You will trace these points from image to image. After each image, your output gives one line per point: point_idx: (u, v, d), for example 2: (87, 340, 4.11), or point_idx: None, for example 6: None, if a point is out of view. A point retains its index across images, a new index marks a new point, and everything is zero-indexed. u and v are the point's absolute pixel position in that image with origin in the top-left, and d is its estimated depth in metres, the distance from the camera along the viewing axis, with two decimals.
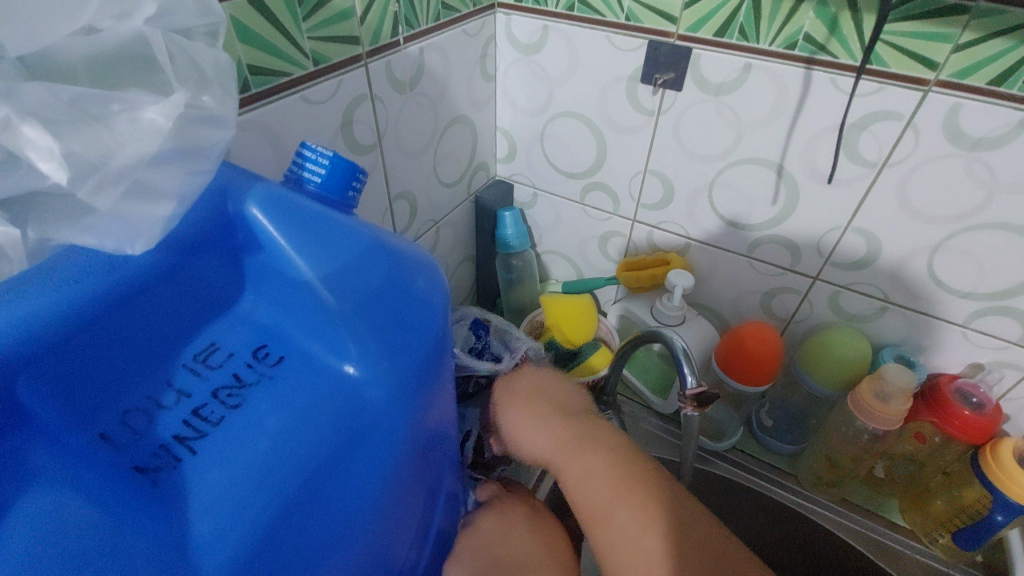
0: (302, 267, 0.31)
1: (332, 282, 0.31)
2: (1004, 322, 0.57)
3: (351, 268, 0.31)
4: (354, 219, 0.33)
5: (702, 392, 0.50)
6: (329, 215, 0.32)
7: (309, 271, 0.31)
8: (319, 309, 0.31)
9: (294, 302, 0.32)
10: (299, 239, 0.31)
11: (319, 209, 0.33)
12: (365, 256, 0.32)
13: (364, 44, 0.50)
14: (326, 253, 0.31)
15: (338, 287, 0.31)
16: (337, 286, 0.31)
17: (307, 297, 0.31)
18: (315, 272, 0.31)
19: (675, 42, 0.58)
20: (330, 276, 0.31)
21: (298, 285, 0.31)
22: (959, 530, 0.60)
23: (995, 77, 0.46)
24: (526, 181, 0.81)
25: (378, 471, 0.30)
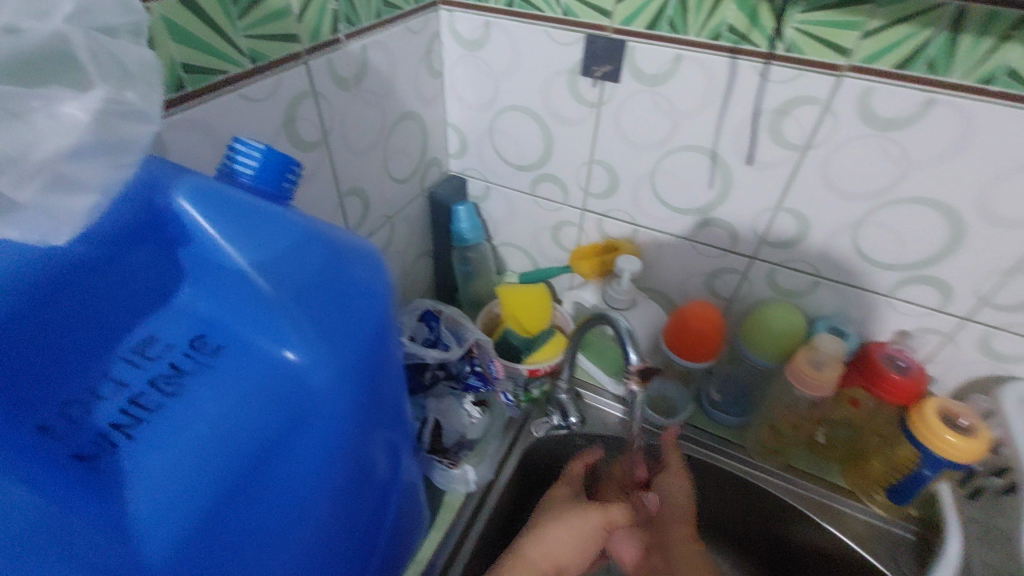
0: (235, 257, 0.32)
1: (270, 271, 0.32)
2: (925, 290, 0.61)
3: (288, 257, 0.32)
4: (291, 211, 0.34)
5: (645, 366, 0.53)
6: (261, 205, 0.33)
7: (242, 260, 0.32)
8: (255, 297, 0.32)
9: (229, 292, 0.32)
10: (234, 230, 0.32)
11: (251, 200, 0.33)
12: (299, 245, 0.32)
13: (303, 42, 0.51)
14: (263, 243, 0.32)
15: (276, 276, 0.32)
16: (272, 274, 0.32)
17: (242, 286, 0.32)
18: (249, 260, 0.32)
19: (610, 36, 0.60)
20: (266, 265, 0.32)
21: (234, 275, 0.32)
22: (896, 485, 0.64)
23: (900, 62, 0.49)
24: (478, 175, 0.82)
25: (320, 452, 0.32)
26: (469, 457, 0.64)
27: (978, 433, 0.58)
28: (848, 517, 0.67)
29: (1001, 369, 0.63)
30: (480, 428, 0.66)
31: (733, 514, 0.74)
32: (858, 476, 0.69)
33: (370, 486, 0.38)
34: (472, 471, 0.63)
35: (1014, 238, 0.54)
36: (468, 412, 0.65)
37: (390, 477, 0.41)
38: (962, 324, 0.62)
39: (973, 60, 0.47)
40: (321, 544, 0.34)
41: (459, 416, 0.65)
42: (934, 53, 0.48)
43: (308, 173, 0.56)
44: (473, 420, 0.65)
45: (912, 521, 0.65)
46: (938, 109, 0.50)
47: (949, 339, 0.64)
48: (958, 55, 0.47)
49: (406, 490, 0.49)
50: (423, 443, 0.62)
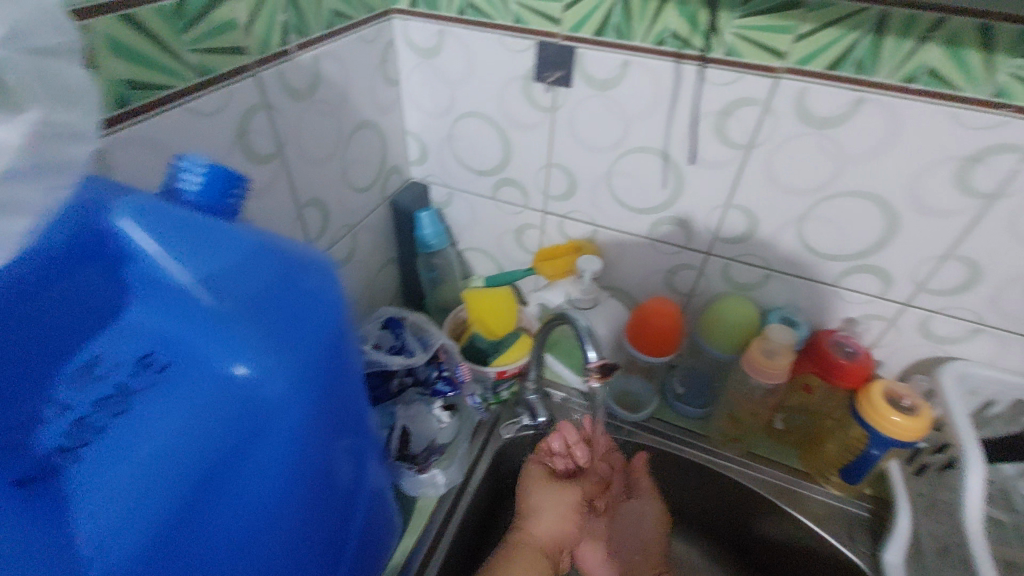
0: (178, 272, 0.31)
1: (215, 284, 0.31)
2: (867, 278, 0.64)
3: (235, 270, 0.32)
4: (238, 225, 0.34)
5: (605, 362, 0.54)
6: (206, 220, 0.33)
7: (185, 275, 0.31)
8: (201, 312, 0.31)
9: (175, 308, 0.32)
10: (178, 244, 0.32)
11: (196, 216, 0.33)
12: (246, 257, 0.32)
13: (252, 54, 0.51)
14: (208, 257, 0.32)
15: (221, 289, 0.31)
16: (218, 288, 0.31)
17: (187, 302, 0.31)
18: (192, 274, 0.31)
19: (560, 42, 0.61)
20: (211, 280, 0.31)
21: (178, 291, 0.32)
22: (847, 465, 0.67)
23: (831, 63, 0.52)
24: (440, 181, 0.83)
25: (273, 465, 0.32)
26: (439, 462, 0.64)
27: (920, 411, 0.61)
28: (808, 498, 0.69)
29: (940, 350, 0.67)
30: (451, 432, 0.66)
31: (700, 502, 0.76)
32: (813, 459, 0.72)
33: (336, 493, 0.38)
34: (440, 474, 0.63)
35: (943, 226, 0.57)
36: (438, 417, 0.65)
37: (358, 480, 0.42)
38: (903, 309, 0.65)
39: (897, 60, 0.50)
40: (282, 551, 0.35)
41: (429, 421, 0.65)
42: (861, 54, 0.51)
43: (264, 185, 0.56)
44: (443, 424, 0.65)
45: (865, 499, 0.69)
46: (868, 107, 0.53)
47: (892, 324, 0.67)
48: (883, 56, 0.50)
49: (377, 495, 0.49)
50: (390, 450, 0.62)
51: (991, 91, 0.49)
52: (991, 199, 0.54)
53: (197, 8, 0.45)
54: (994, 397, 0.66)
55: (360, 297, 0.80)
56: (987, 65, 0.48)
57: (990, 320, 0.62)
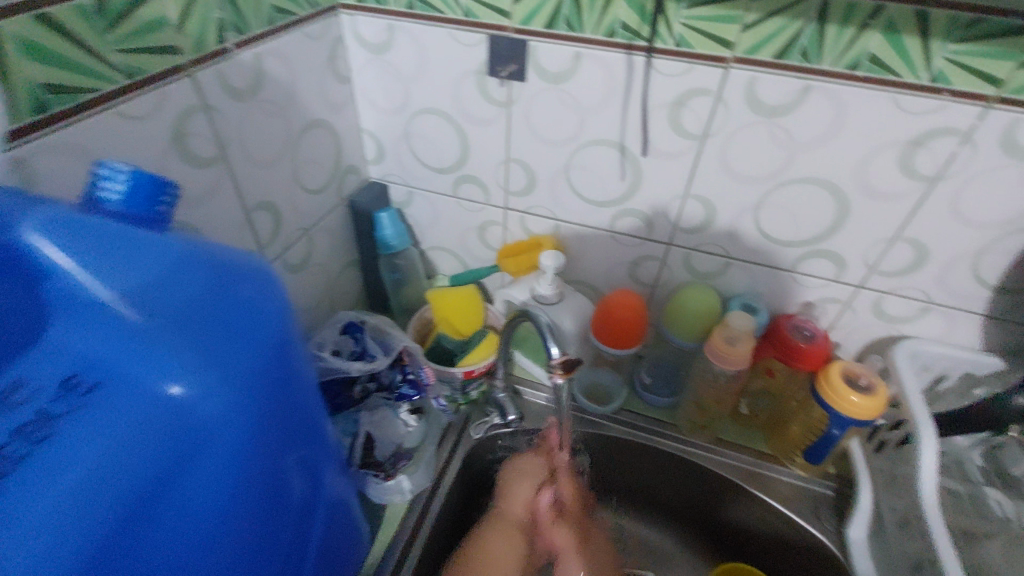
0: (99, 288, 0.30)
1: (140, 298, 0.30)
2: (822, 262, 0.66)
3: (164, 283, 0.31)
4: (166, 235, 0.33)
5: (567, 358, 0.54)
6: (130, 231, 0.32)
7: (108, 291, 0.30)
8: (128, 329, 0.30)
9: (99, 325, 0.30)
10: (100, 259, 0.31)
11: (119, 226, 0.32)
12: (176, 268, 0.31)
13: (186, 53, 0.48)
14: (134, 270, 0.31)
15: (147, 304, 0.30)
16: (145, 303, 0.30)
17: (112, 318, 0.30)
18: (115, 290, 0.30)
19: (512, 36, 0.61)
20: (135, 294, 0.30)
21: (100, 308, 0.30)
22: (810, 446, 0.69)
23: (777, 52, 0.53)
24: (399, 180, 0.81)
25: (216, 479, 0.32)
26: (407, 467, 0.63)
27: (877, 390, 0.62)
28: (775, 481, 0.71)
29: (894, 330, 0.69)
30: (418, 435, 0.66)
31: (671, 490, 0.77)
32: (779, 441, 0.73)
33: (290, 504, 0.38)
34: (407, 480, 0.62)
35: (891, 209, 0.59)
36: (404, 421, 0.65)
37: (313, 489, 0.42)
38: (857, 291, 0.67)
39: (840, 47, 0.51)
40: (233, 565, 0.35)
41: (395, 426, 0.64)
42: (806, 42, 0.51)
43: (207, 190, 0.54)
44: (410, 428, 0.65)
45: (829, 478, 0.71)
46: (815, 94, 0.54)
47: (847, 306, 0.69)
48: (827, 44, 0.51)
49: (339, 503, 0.48)
50: (353, 458, 0.61)
51: (930, 76, 0.50)
52: (934, 181, 0.56)
53: (120, 5, 0.42)
54: (946, 372, 0.68)
55: (320, 301, 0.78)
56: (926, 50, 0.49)
57: (938, 298, 0.64)
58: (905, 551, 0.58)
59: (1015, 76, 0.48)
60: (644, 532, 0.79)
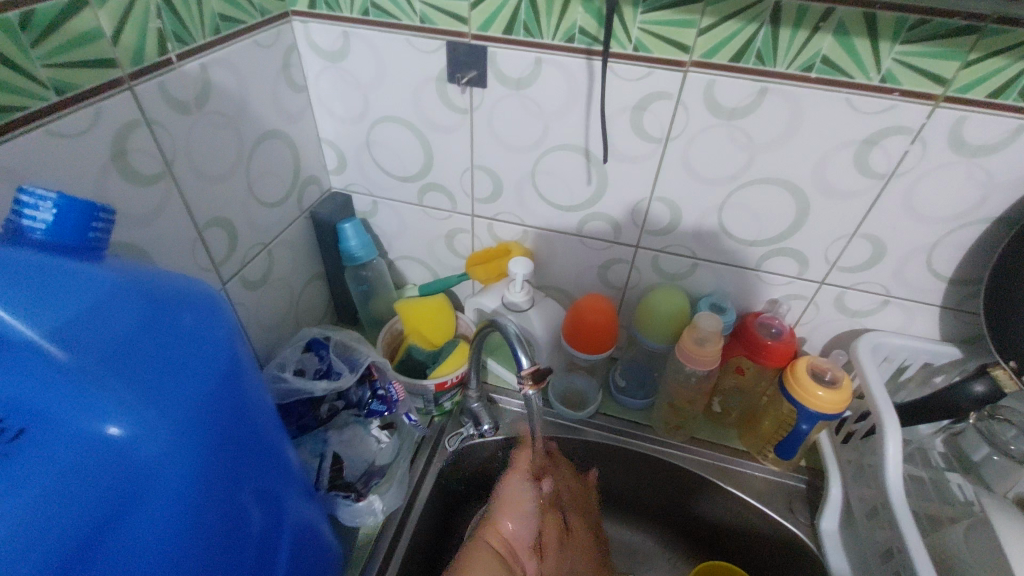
0: (19, 328, 0.29)
1: (72, 337, 0.30)
2: (785, 261, 0.67)
3: (97, 317, 0.31)
4: (99, 266, 0.33)
5: (537, 368, 0.54)
6: (57, 263, 0.31)
7: (29, 331, 0.29)
8: (57, 371, 0.29)
9: (22, 367, 0.29)
10: (22, 295, 0.29)
11: (46, 259, 0.31)
12: (108, 301, 0.31)
13: (124, 66, 0.46)
14: (62, 307, 0.30)
15: (79, 343, 0.30)
16: (75, 343, 0.30)
17: (36, 361, 0.29)
18: (37, 329, 0.29)
19: (470, 42, 0.60)
20: (65, 333, 0.29)
21: (25, 350, 0.29)
22: (780, 441, 0.69)
23: (733, 55, 0.53)
24: (362, 190, 0.80)
25: (166, 516, 0.32)
26: (378, 486, 0.61)
27: (841, 383, 0.64)
28: (747, 476, 0.72)
29: (857, 324, 0.71)
30: (390, 452, 0.64)
31: (651, 491, 0.77)
32: (752, 437, 0.74)
33: (247, 535, 0.38)
34: (378, 500, 0.60)
35: (848, 207, 0.60)
36: (376, 438, 0.63)
37: (272, 517, 0.41)
38: (820, 287, 0.68)
39: (794, 50, 0.51)
40: None
41: (367, 443, 0.63)
42: (760, 45, 0.52)
43: (154, 208, 0.52)
44: (382, 444, 0.63)
45: (801, 471, 0.72)
46: (771, 96, 0.55)
47: (811, 302, 0.70)
48: (780, 47, 0.51)
49: (305, 529, 0.47)
50: (321, 479, 0.59)
51: (880, 77, 0.51)
52: (888, 179, 0.57)
53: (48, 17, 0.40)
54: (907, 363, 0.70)
55: (284, 317, 0.76)
56: (875, 52, 0.50)
57: (897, 292, 0.66)
58: (874, 540, 0.59)
59: (958, 76, 0.49)
60: (624, 535, 0.79)
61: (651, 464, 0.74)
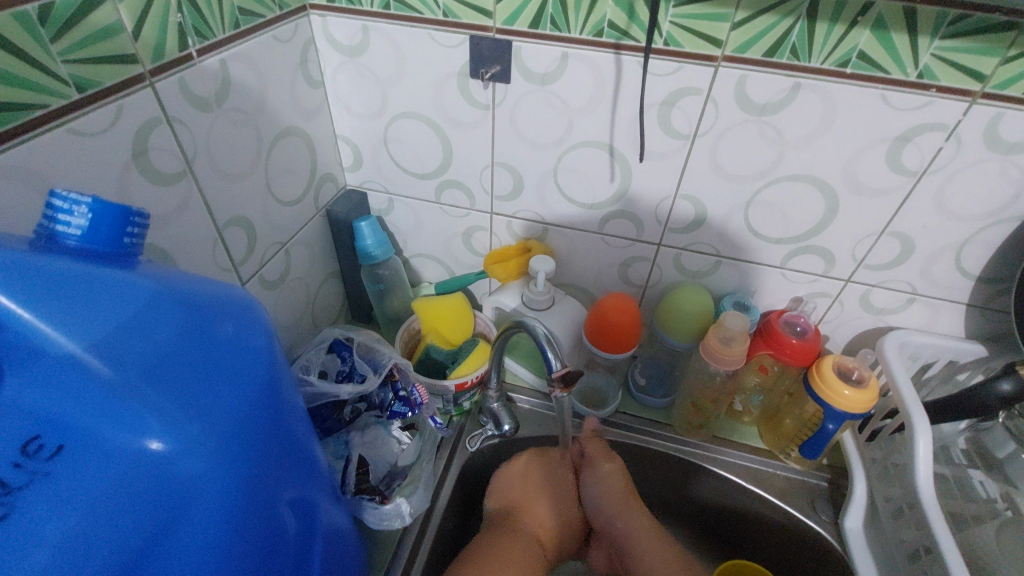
0: (60, 340, 0.28)
1: (112, 350, 0.29)
2: (810, 258, 0.66)
3: (135, 329, 0.30)
4: (136, 273, 0.32)
5: (567, 372, 0.53)
6: (93, 271, 0.30)
7: (69, 343, 0.28)
8: (98, 386, 0.28)
9: (61, 380, 0.28)
10: (59, 307, 0.28)
11: (80, 267, 0.30)
12: (148, 311, 0.30)
13: (144, 62, 0.44)
14: (99, 318, 0.29)
15: (118, 356, 0.29)
16: (114, 356, 0.29)
17: (75, 375, 0.28)
18: (78, 342, 0.28)
19: (494, 36, 0.58)
20: (106, 347, 0.29)
21: (62, 365, 0.28)
22: (804, 441, 0.68)
23: (767, 50, 0.52)
24: (379, 187, 0.78)
25: (206, 536, 0.31)
26: (402, 488, 0.60)
27: (868, 383, 0.63)
28: (768, 474, 0.72)
29: (880, 322, 0.70)
30: (413, 453, 0.63)
31: (668, 486, 0.77)
32: (773, 435, 0.74)
33: (283, 549, 0.37)
34: (406, 503, 0.58)
35: (878, 204, 0.59)
36: (397, 439, 0.63)
37: (306, 527, 0.41)
38: (845, 285, 0.68)
39: (829, 45, 0.50)
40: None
41: (389, 445, 0.63)
42: (796, 40, 0.51)
43: (174, 207, 0.50)
44: (404, 446, 0.63)
45: (823, 469, 0.71)
46: (804, 92, 0.54)
47: (836, 300, 0.70)
48: (816, 42, 0.50)
49: (334, 534, 0.47)
50: (347, 484, 0.58)
51: (917, 73, 0.50)
52: (920, 176, 0.56)
53: (67, 11, 0.38)
54: (932, 360, 0.69)
55: (302, 316, 0.75)
56: (913, 48, 0.49)
57: (923, 290, 0.65)
58: (901, 540, 0.58)
59: (997, 72, 0.48)
60: None
61: (669, 463, 0.74)
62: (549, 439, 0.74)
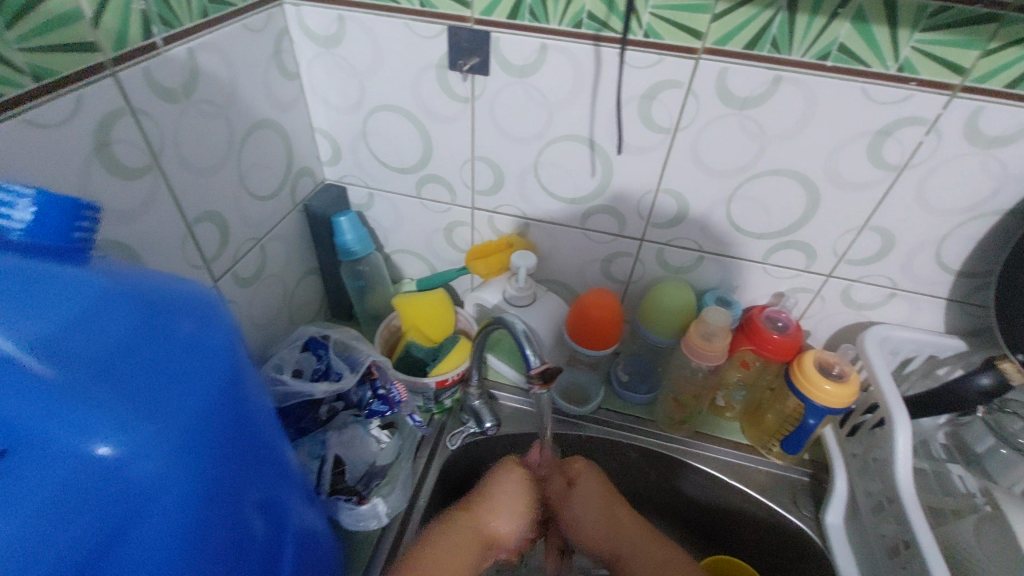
0: None
1: (55, 349, 0.27)
2: (792, 253, 0.66)
3: (83, 328, 0.28)
4: (87, 270, 0.30)
5: (546, 369, 0.52)
6: (39, 268, 0.29)
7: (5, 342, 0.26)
8: (40, 387, 0.27)
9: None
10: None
11: (26, 263, 0.28)
12: (96, 309, 0.29)
13: (106, 50, 0.43)
14: (41, 316, 0.27)
15: (62, 355, 0.27)
16: (58, 355, 0.27)
17: (14, 376, 0.26)
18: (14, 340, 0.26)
19: (472, 27, 0.57)
20: (48, 345, 0.27)
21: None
22: (787, 436, 0.68)
23: (747, 42, 0.51)
24: (358, 182, 0.77)
25: (163, 541, 0.30)
26: (380, 488, 0.59)
27: (849, 377, 0.63)
28: (750, 470, 0.71)
29: (861, 317, 0.70)
30: (392, 453, 0.61)
31: (650, 481, 0.76)
32: (756, 430, 0.74)
33: (250, 551, 0.36)
34: (383, 504, 0.59)
35: (859, 198, 0.59)
36: (376, 438, 0.61)
37: (276, 529, 0.39)
38: (826, 280, 0.68)
39: (810, 38, 0.50)
40: None
41: (367, 445, 0.60)
42: (776, 32, 0.50)
43: (141, 202, 0.49)
44: (383, 444, 0.61)
45: (805, 464, 0.72)
46: (784, 86, 0.53)
47: (817, 295, 0.70)
48: (796, 34, 0.50)
49: (307, 535, 0.46)
50: (323, 484, 0.57)
51: (897, 66, 0.49)
52: (901, 170, 0.56)
53: None
54: (912, 355, 0.70)
55: (278, 314, 0.73)
56: (893, 40, 0.48)
57: (903, 285, 0.65)
58: (881, 534, 0.59)
59: (977, 66, 0.48)
60: None
61: (652, 459, 0.74)
62: (530, 436, 0.73)
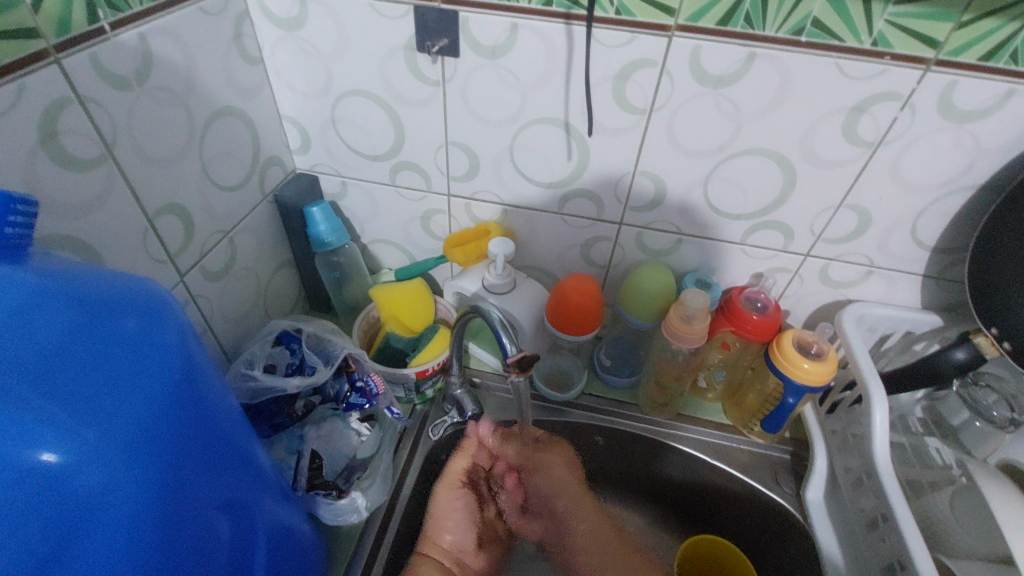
0: None
1: None
2: (770, 233, 0.66)
3: (17, 328, 0.27)
4: (17, 268, 0.29)
5: (523, 356, 0.52)
6: None
7: None
8: None
9: None
10: None
11: None
12: (31, 308, 0.28)
13: (47, 37, 0.40)
14: None
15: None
16: None
17: None
18: None
19: (440, 6, 0.55)
20: None
21: None
22: (766, 415, 0.68)
23: (721, 18, 0.50)
24: (330, 170, 0.75)
25: (118, 548, 0.29)
26: (360, 481, 0.59)
27: (827, 356, 0.63)
28: (732, 451, 0.72)
29: (840, 295, 0.71)
30: (372, 445, 0.62)
31: (634, 465, 0.77)
32: (737, 410, 0.74)
33: (216, 554, 0.35)
34: (361, 497, 0.57)
35: (835, 176, 0.59)
36: (356, 431, 0.62)
37: (244, 529, 0.38)
38: (805, 259, 0.68)
39: (783, 14, 0.49)
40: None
41: (347, 438, 0.61)
42: (749, 8, 0.49)
43: (96, 196, 0.47)
44: (363, 438, 0.62)
45: (786, 443, 0.72)
46: (759, 63, 0.52)
47: (796, 275, 0.70)
48: (770, 9, 0.49)
49: (283, 532, 0.45)
50: (299, 478, 0.56)
51: (871, 40, 0.49)
52: (876, 147, 0.56)
53: None
54: (890, 332, 0.70)
55: (252, 308, 0.72)
56: (867, 14, 0.47)
57: (880, 262, 0.65)
58: (860, 508, 0.59)
59: (951, 38, 0.47)
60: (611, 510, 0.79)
61: (634, 443, 0.74)
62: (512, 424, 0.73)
